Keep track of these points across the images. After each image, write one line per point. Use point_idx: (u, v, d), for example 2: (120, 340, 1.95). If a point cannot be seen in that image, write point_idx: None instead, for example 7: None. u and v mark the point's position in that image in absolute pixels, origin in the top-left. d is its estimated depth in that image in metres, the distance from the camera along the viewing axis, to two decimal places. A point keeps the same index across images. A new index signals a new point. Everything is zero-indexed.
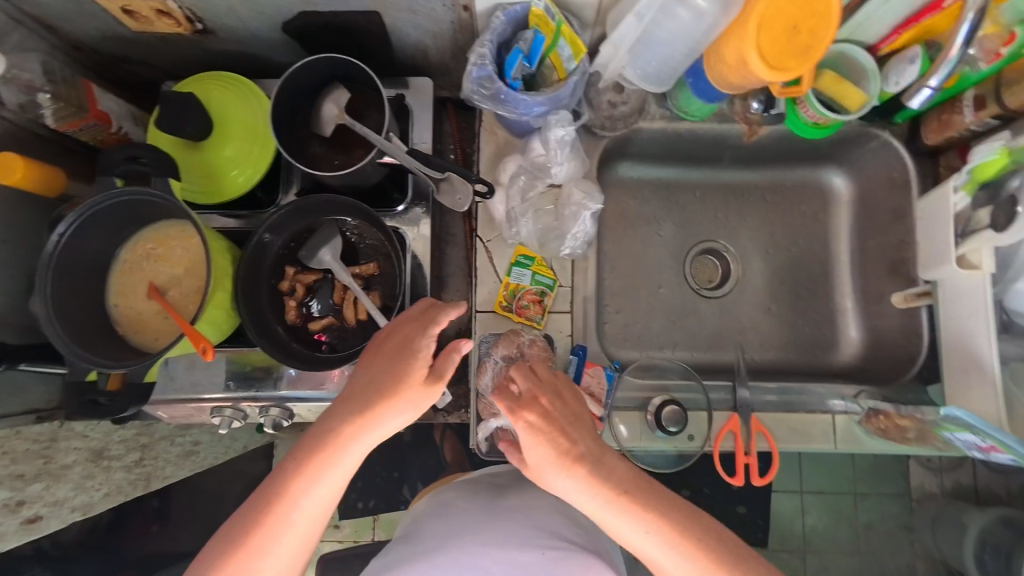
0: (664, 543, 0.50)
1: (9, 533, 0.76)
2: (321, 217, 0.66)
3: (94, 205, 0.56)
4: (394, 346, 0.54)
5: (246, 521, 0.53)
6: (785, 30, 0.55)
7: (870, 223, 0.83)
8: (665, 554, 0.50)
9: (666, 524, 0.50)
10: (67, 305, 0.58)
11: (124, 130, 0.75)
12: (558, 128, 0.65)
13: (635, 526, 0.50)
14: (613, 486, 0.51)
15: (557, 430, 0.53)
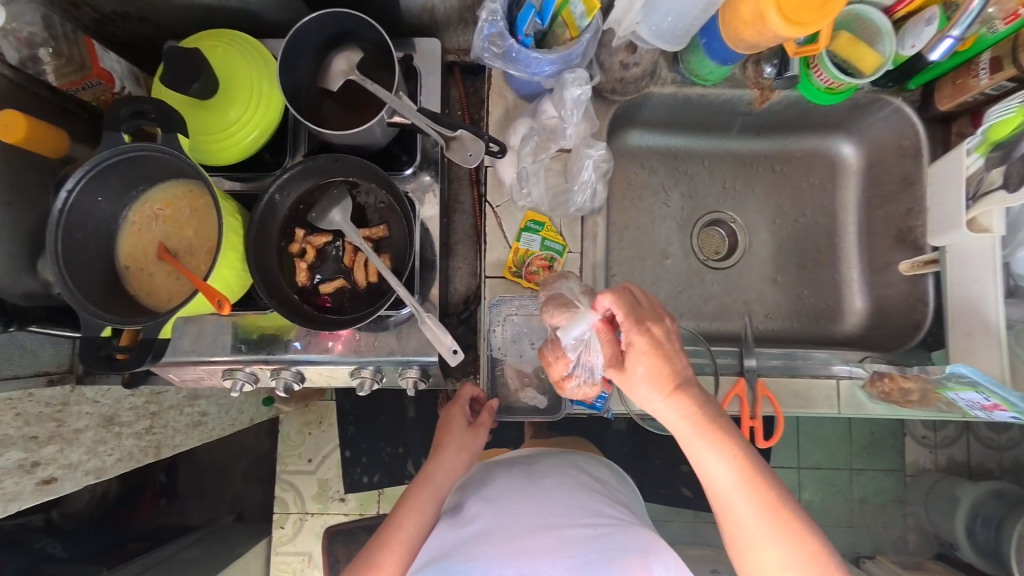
0: (744, 489, 0.50)
1: (25, 494, 0.75)
2: (329, 178, 0.66)
3: (103, 160, 0.57)
4: (446, 412, 0.75)
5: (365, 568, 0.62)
6: None
7: (878, 192, 0.83)
8: (744, 504, 0.49)
9: (752, 472, 0.50)
10: (77, 263, 0.58)
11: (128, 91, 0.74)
12: (574, 86, 0.63)
13: (722, 465, 0.50)
14: (713, 424, 0.51)
15: (664, 355, 0.52)
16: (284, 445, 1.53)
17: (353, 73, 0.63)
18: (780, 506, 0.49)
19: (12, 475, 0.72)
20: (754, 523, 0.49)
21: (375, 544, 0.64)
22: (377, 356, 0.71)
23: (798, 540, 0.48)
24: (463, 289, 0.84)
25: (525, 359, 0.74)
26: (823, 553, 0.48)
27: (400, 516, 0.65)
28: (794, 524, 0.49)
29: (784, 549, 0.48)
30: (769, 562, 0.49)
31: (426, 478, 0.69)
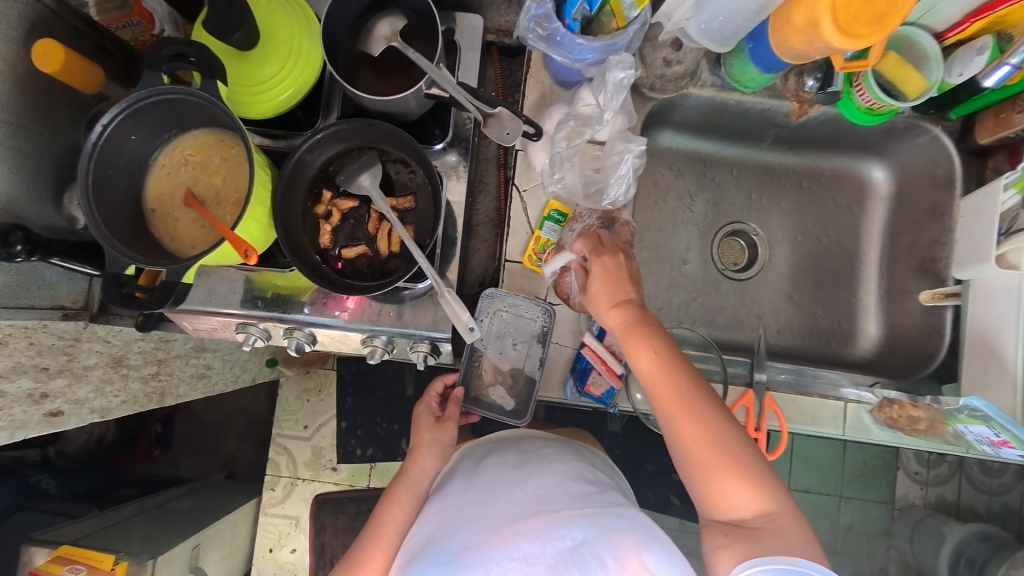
0: (665, 385, 0.56)
1: (32, 423, 0.77)
2: (360, 143, 0.66)
3: (141, 98, 0.57)
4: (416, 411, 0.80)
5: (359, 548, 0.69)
6: None
7: (905, 220, 0.82)
8: (665, 393, 0.56)
9: (670, 369, 0.56)
10: (105, 198, 0.59)
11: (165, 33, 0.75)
12: (618, 71, 0.63)
13: (647, 362, 0.57)
14: (641, 328, 0.59)
15: (615, 280, 0.62)
16: (281, 409, 1.54)
17: (397, 39, 0.63)
18: (698, 402, 0.55)
19: (21, 403, 0.74)
20: (673, 410, 0.55)
21: (362, 540, 0.70)
22: (389, 326, 0.72)
23: (713, 429, 0.54)
24: (479, 271, 0.84)
25: (504, 357, 0.75)
26: (736, 441, 0.53)
27: (380, 514, 0.71)
28: (706, 414, 0.54)
29: (698, 431, 0.54)
30: (686, 441, 0.54)
31: (400, 478, 0.75)
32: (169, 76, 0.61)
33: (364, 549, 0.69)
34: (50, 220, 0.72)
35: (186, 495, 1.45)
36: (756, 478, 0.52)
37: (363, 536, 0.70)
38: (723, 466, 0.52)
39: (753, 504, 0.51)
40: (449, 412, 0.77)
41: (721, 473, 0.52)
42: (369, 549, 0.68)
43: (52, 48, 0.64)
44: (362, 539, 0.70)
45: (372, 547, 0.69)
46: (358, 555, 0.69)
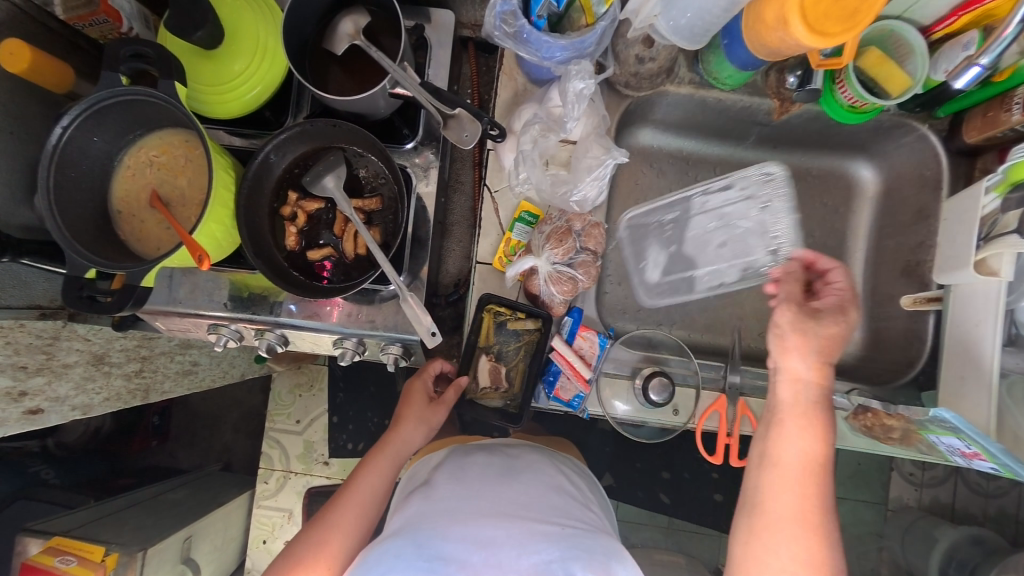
0: (808, 480, 0.55)
1: (10, 420, 0.77)
2: (325, 143, 0.65)
3: (100, 99, 0.57)
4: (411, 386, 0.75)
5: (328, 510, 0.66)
6: None
7: (892, 222, 0.80)
8: (790, 481, 0.55)
9: (823, 471, 0.55)
10: (70, 199, 0.59)
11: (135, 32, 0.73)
12: (578, 80, 0.62)
13: (800, 450, 0.56)
14: (826, 425, 0.57)
15: (831, 338, 0.58)
16: (273, 403, 1.55)
17: (360, 37, 0.61)
18: (824, 500, 0.54)
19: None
20: (791, 499, 0.55)
21: (331, 507, 0.66)
22: (357, 327, 0.71)
23: (817, 543, 0.53)
24: (455, 271, 0.83)
25: (501, 364, 0.72)
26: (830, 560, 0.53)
27: (357, 482, 0.68)
28: (821, 525, 0.53)
29: (806, 544, 0.53)
30: (782, 544, 0.53)
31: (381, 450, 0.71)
32: (129, 76, 0.60)
33: (336, 512, 0.65)
34: (24, 220, 0.73)
35: (179, 487, 1.47)
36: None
37: (332, 505, 0.66)
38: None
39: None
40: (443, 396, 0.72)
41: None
42: (341, 513, 0.65)
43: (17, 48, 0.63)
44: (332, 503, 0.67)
45: (343, 515, 0.65)
46: (326, 523, 0.64)
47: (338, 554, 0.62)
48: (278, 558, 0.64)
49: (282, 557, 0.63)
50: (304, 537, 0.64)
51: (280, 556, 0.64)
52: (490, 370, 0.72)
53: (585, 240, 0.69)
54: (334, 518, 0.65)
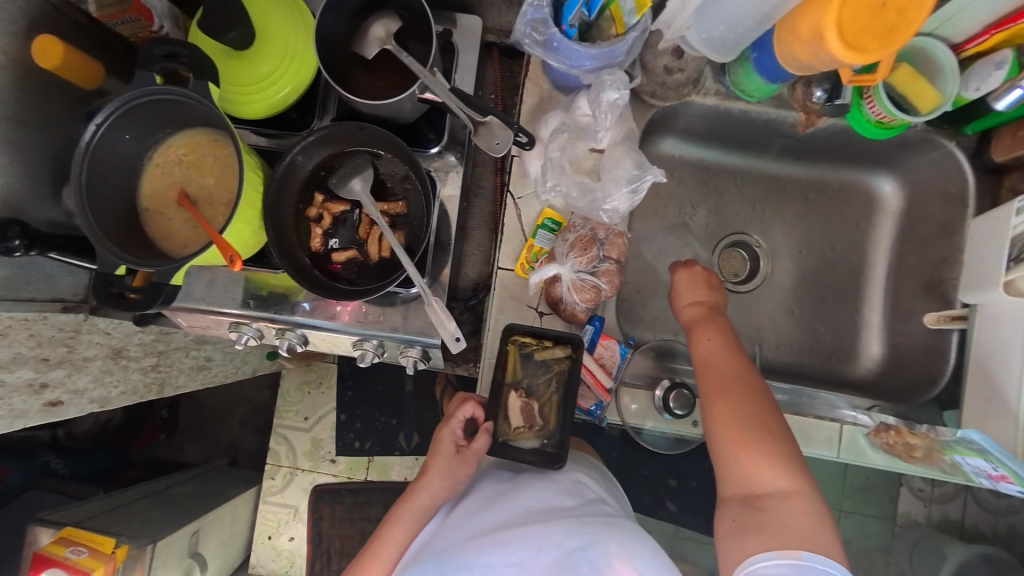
0: (723, 359, 0.61)
1: (32, 412, 0.79)
2: (352, 146, 0.65)
3: (133, 97, 0.57)
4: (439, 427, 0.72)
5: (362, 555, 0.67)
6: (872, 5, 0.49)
7: (914, 237, 0.79)
8: (714, 364, 0.61)
9: (734, 350, 0.62)
10: (98, 197, 0.60)
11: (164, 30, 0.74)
12: (612, 90, 0.62)
13: (707, 336, 0.63)
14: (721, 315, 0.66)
15: (708, 280, 0.70)
16: (281, 400, 1.56)
17: (390, 42, 0.62)
18: (738, 384, 0.58)
19: (19, 394, 0.76)
20: (719, 386, 0.59)
21: (374, 543, 0.68)
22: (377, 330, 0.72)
23: (751, 400, 0.57)
24: (473, 276, 0.83)
25: (530, 397, 0.68)
26: (767, 417, 0.56)
27: (392, 520, 0.69)
28: (745, 388, 0.58)
29: (747, 408, 0.57)
30: (728, 414, 0.57)
31: (410, 492, 0.71)
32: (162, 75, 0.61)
33: (375, 549, 0.67)
34: (50, 214, 0.74)
35: (187, 481, 1.48)
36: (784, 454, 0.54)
37: (373, 541, 0.69)
38: (758, 440, 0.55)
39: (764, 473, 0.53)
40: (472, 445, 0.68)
41: (757, 447, 0.55)
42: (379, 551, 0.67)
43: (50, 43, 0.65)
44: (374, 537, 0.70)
45: (383, 552, 0.67)
46: (367, 558, 0.67)
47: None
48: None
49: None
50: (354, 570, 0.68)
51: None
52: (520, 404, 0.68)
53: (608, 248, 0.69)
54: (374, 554, 0.67)
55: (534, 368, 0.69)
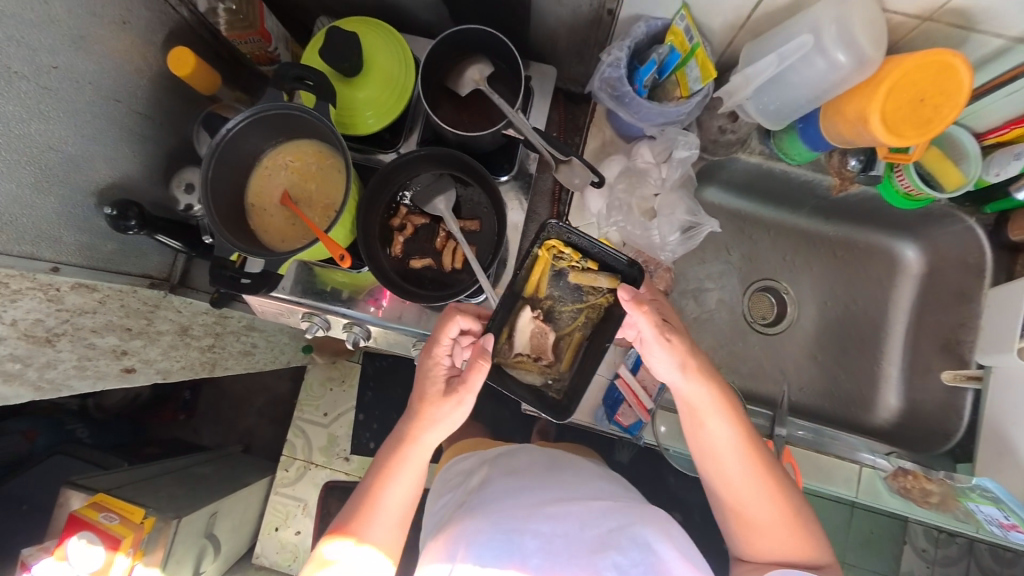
0: (742, 461, 0.64)
1: (109, 375, 0.87)
2: (440, 168, 0.74)
3: (261, 110, 0.67)
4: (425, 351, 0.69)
5: (368, 483, 0.70)
6: (912, 101, 0.57)
7: (933, 300, 0.86)
8: (735, 466, 0.64)
9: (751, 442, 0.64)
10: (219, 191, 0.69)
11: (277, 52, 0.83)
12: (683, 149, 0.72)
13: (728, 431, 0.64)
14: (727, 400, 0.65)
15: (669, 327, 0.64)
16: (305, 393, 1.61)
17: (483, 84, 0.71)
18: (773, 470, 0.64)
19: (104, 357, 0.83)
20: (740, 483, 0.64)
21: (369, 489, 0.70)
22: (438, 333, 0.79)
23: (776, 491, 0.64)
24: None
25: (557, 320, 0.71)
26: (791, 499, 0.64)
27: (387, 468, 0.70)
28: (772, 475, 0.64)
29: (772, 503, 0.64)
30: (755, 512, 0.64)
31: (399, 440, 0.70)
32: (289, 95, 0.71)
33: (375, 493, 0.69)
34: (156, 199, 0.83)
35: (206, 463, 1.52)
36: (803, 526, 0.64)
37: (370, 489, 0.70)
38: (787, 527, 0.63)
39: (797, 549, 0.63)
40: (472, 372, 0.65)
41: (783, 534, 0.63)
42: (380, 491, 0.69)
43: (188, 55, 0.74)
44: (364, 483, 0.71)
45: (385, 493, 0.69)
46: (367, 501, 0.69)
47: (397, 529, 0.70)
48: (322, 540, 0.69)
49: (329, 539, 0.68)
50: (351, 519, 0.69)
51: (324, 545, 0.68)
52: (533, 323, 0.69)
53: (655, 281, 0.78)
54: (374, 499, 0.69)
55: (557, 286, 0.71)
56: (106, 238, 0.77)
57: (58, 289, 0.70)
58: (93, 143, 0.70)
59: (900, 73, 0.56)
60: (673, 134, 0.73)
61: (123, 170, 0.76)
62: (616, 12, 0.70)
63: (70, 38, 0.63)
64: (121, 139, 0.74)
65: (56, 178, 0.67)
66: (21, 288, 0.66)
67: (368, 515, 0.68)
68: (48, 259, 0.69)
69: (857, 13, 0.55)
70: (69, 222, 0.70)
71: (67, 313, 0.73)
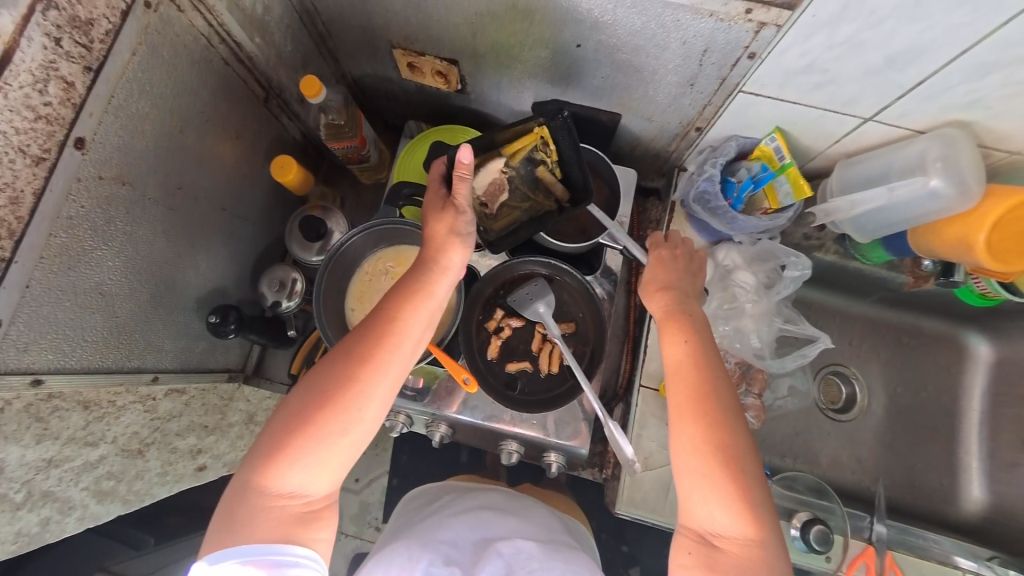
0: (685, 373, 0.58)
1: (186, 475, 0.85)
2: (537, 273, 0.77)
3: (372, 224, 0.72)
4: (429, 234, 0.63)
5: (331, 375, 0.57)
6: (1016, 234, 0.62)
7: (1007, 392, 0.88)
8: (677, 382, 0.58)
9: (699, 362, 0.58)
10: (328, 299, 0.73)
11: (368, 154, 0.92)
12: (796, 269, 0.77)
13: (677, 348, 0.60)
14: (687, 317, 0.61)
15: (668, 269, 0.66)
16: None
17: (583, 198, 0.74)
18: (713, 393, 0.56)
19: (183, 458, 0.82)
20: (679, 406, 0.57)
21: (306, 405, 0.55)
22: (530, 433, 0.76)
23: (712, 427, 0.55)
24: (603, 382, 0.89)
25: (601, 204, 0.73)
26: (731, 447, 0.54)
27: (344, 374, 0.56)
28: (711, 410, 0.55)
29: (711, 433, 0.54)
30: (681, 440, 0.56)
31: (369, 337, 0.58)
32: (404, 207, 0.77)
33: (330, 411, 0.55)
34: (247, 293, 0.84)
35: None
36: (745, 492, 0.52)
37: (303, 410, 0.55)
38: (713, 467, 0.53)
39: (733, 511, 0.52)
40: (458, 194, 0.64)
41: (701, 470, 0.54)
42: (343, 414, 0.55)
43: (289, 164, 0.82)
44: (293, 407, 0.56)
45: (348, 411, 0.55)
46: (301, 423, 0.54)
47: (331, 460, 0.55)
48: (228, 491, 0.54)
49: (237, 493, 0.53)
50: (262, 453, 0.54)
51: (234, 491, 0.53)
52: (497, 175, 0.74)
53: (751, 383, 0.78)
54: (324, 419, 0.55)
55: (527, 167, 0.75)
56: (199, 338, 0.77)
57: (154, 398, 0.71)
58: (200, 249, 0.74)
59: (1008, 206, 0.61)
60: (782, 253, 0.77)
61: (222, 271, 0.80)
62: (703, 130, 0.78)
63: (190, 156, 0.69)
64: (222, 242, 0.79)
65: (168, 287, 0.69)
66: (125, 403, 0.66)
67: (339, 408, 0.55)
68: (150, 369, 0.68)
69: (960, 150, 0.61)
70: (172, 329, 0.72)
71: (159, 421, 0.72)
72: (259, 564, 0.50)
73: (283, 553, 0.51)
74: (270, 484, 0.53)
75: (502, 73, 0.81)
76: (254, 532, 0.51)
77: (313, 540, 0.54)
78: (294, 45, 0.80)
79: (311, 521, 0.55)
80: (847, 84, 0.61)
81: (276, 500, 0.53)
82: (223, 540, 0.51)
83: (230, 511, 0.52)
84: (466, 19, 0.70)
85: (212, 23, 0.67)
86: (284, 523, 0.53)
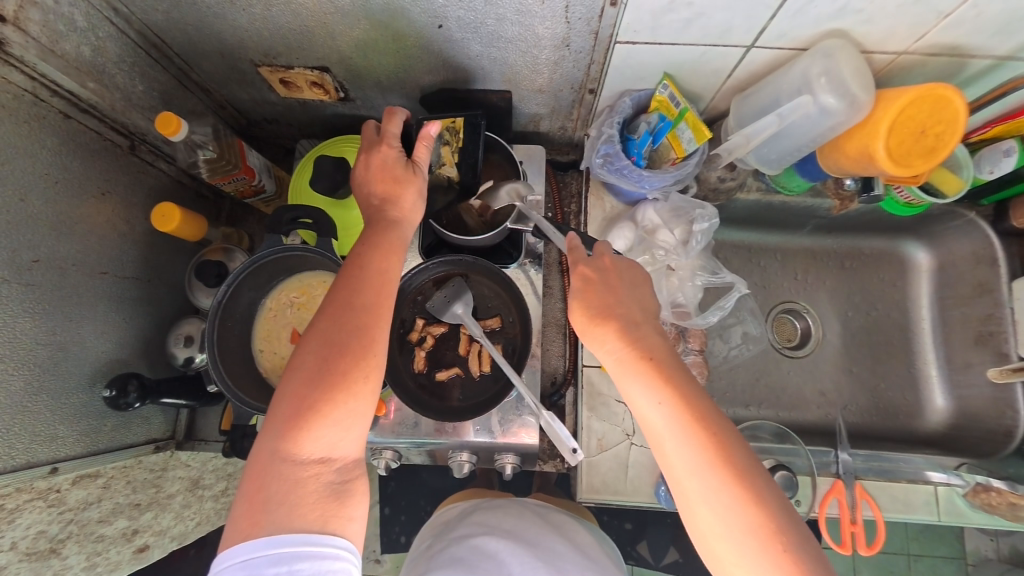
0: (682, 439, 0.48)
1: (124, 561, 0.79)
2: (452, 273, 0.73)
3: (260, 257, 0.66)
4: (395, 192, 0.61)
5: (329, 329, 0.52)
6: (914, 134, 0.62)
7: (952, 293, 0.86)
8: (676, 451, 0.48)
9: (691, 407, 0.49)
10: (227, 346, 0.66)
11: (262, 183, 0.86)
12: (702, 221, 0.74)
13: (653, 398, 0.50)
14: (651, 358, 0.53)
15: (603, 295, 0.58)
16: None
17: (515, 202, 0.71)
18: (716, 435, 0.47)
19: (115, 544, 0.76)
20: (691, 480, 0.47)
21: (320, 364, 0.50)
22: (476, 438, 0.71)
23: (728, 481, 0.46)
24: (552, 370, 0.84)
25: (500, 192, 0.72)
26: (758, 494, 0.45)
27: (347, 322, 0.52)
28: (733, 466, 0.46)
29: (739, 508, 0.45)
30: (706, 521, 0.46)
31: (363, 283, 0.54)
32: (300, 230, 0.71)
33: (349, 363, 0.51)
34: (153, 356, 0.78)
35: None
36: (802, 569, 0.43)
37: (314, 369, 0.50)
38: (751, 532, 0.44)
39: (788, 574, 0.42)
40: (419, 158, 0.64)
41: (738, 542, 0.45)
42: (361, 365, 0.51)
43: (173, 210, 0.75)
44: (302, 370, 0.50)
45: (363, 360, 0.51)
46: (320, 381, 0.49)
47: (358, 416, 0.51)
48: (248, 476, 0.48)
49: (262, 473, 0.47)
50: (281, 421, 0.48)
51: (261, 466, 0.47)
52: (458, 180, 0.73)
53: (690, 340, 0.77)
54: (343, 372, 0.50)
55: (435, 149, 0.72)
56: (106, 416, 0.71)
57: (58, 490, 0.65)
58: (81, 323, 0.68)
59: (898, 109, 0.60)
60: (687, 206, 0.75)
61: (118, 339, 0.74)
62: (596, 92, 0.74)
63: (43, 225, 0.63)
64: (110, 308, 0.73)
65: (50, 371, 0.63)
66: (20, 504, 0.60)
67: (345, 359, 0.51)
68: (46, 461, 0.63)
69: (842, 62, 0.59)
70: (66, 415, 0.65)
71: (71, 513, 0.67)
72: (304, 554, 0.44)
73: (328, 533, 0.46)
74: (298, 452, 0.48)
75: (377, 74, 0.75)
76: (293, 511, 0.45)
77: (350, 521, 0.48)
78: (146, 84, 0.73)
79: (346, 494, 0.48)
80: (718, 15, 0.57)
81: (309, 469, 0.48)
82: (257, 528, 0.44)
83: (258, 493, 0.46)
84: (317, 23, 0.65)
85: (32, 75, 0.60)
86: (320, 496, 0.47)
